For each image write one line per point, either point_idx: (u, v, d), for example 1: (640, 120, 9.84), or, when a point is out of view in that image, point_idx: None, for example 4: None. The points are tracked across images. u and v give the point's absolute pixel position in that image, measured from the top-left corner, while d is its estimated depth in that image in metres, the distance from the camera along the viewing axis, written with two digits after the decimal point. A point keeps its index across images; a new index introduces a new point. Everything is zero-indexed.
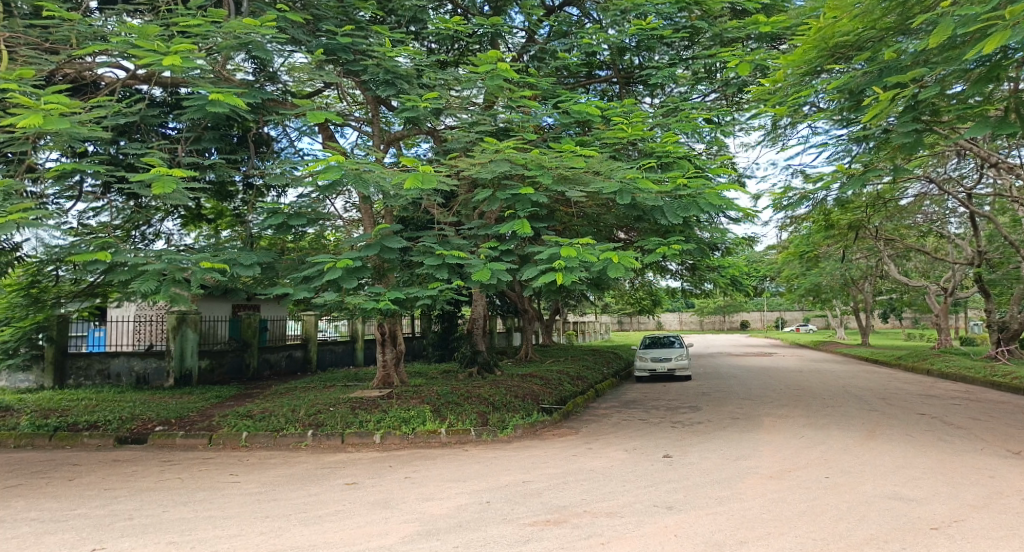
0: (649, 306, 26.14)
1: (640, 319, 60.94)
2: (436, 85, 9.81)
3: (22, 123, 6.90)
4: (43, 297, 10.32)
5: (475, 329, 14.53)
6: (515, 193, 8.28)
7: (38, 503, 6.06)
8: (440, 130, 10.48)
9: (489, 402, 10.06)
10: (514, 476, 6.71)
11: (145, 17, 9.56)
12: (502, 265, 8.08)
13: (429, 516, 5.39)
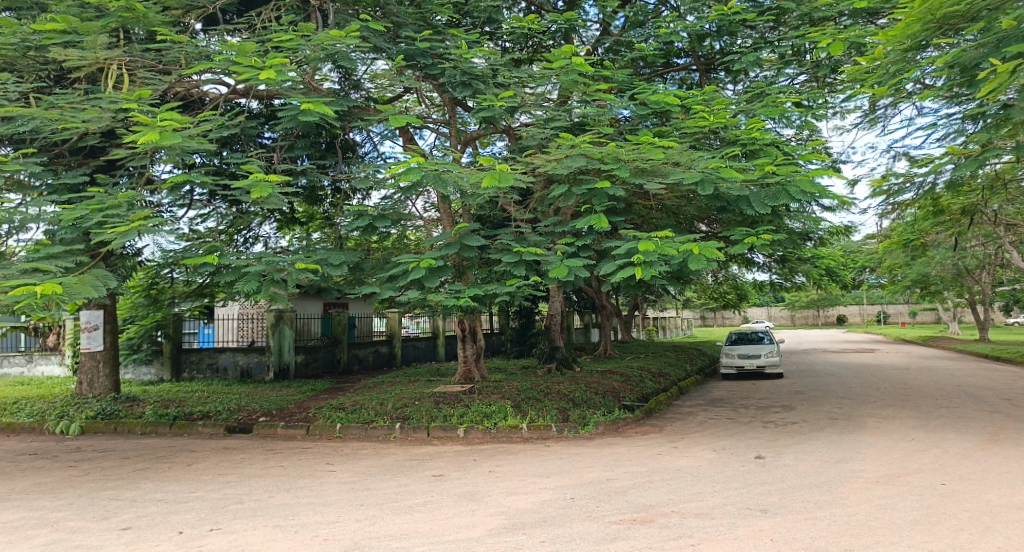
0: (735, 300, 25.52)
1: (724, 313, 59.48)
2: (511, 83, 9.99)
3: (142, 140, 7.58)
4: (161, 298, 11.48)
5: (553, 325, 14.69)
6: (591, 188, 8.33)
7: (162, 486, 6.67)
8: (515, 128, 10.65)
9: (569, 398, 10.20)
10: (599, 473, 6.82)
11: (243, 35, 10.24)
12: (579, 261, 8.16)
13: (515, 510, 5.58)
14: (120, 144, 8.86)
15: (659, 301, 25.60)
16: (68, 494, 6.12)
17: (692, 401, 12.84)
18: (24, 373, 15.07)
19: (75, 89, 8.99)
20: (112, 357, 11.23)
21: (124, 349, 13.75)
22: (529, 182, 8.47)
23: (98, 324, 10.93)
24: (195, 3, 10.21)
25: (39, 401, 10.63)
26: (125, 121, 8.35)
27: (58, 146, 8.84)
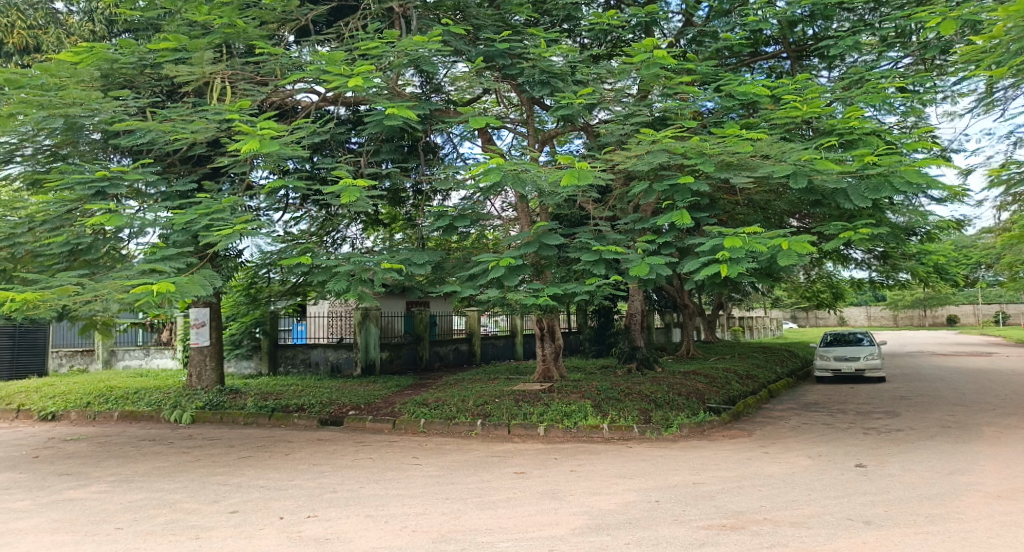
0: (829, 299, 24.42)
1: (817, 312, 56.95)
2: (591, 80, 9.97)
3: (244, 148, 8.06)
4: (259, 296, 12.34)
5: (633, 324, 14.54)
6: (673, 184, 8.22)
7: (264, 473, 7.09)
8: (594, 125, 10.62)
9: (650, 398, 10.11)
10: (684, 476, 6.76)
11: (332, 45, 10.68)
12: (661, 259, 8.06)
13: (598, 511, 5.61)
14: (224, 152, 9.46)
15: (745, 300, 24.83)
16: (183, 478, 6.62)
17: (781, 405, 12.44)
18: (141, 365, 16.33)
19: (184, 102, 9.67)
20: (217, 352, 11.98)
21: (227, 345, 14.66)
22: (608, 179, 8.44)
23: (205, 321, 11.68)
24: (289, 16, 10.71)
25: (154, 392, 11.49)
26: (228, 130, 8.90)
27: (170, 156, 9.55)
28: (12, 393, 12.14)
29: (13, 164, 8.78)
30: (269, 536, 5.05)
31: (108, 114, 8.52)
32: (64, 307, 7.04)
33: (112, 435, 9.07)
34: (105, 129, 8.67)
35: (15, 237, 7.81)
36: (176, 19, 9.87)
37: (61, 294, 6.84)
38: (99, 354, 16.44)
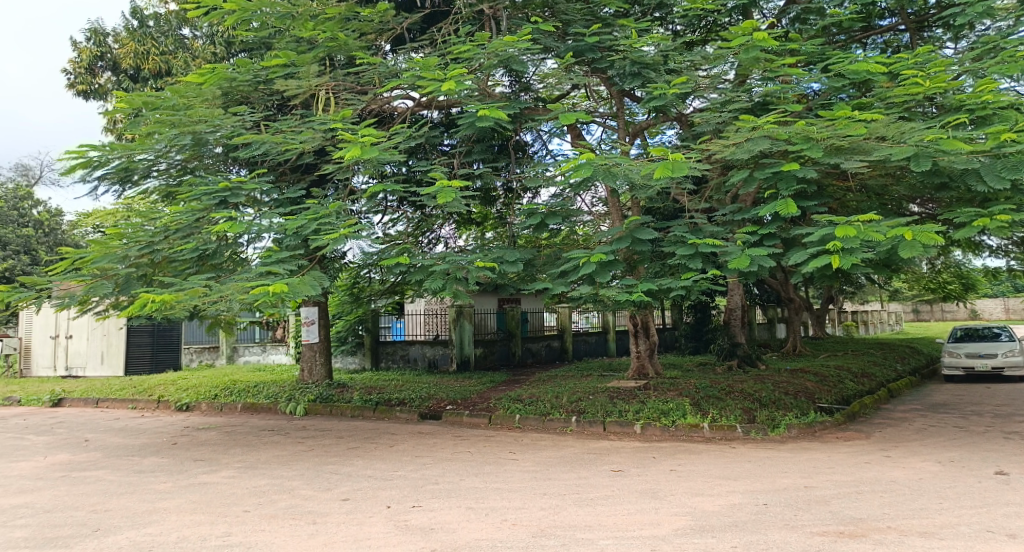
0: (958, 290, 22.62)
1: (943, 304, 52.92)
2: (684, 67, 9.79)
3: (346, 155, 8.54)
4: (361, 295, 12.97)
5: (732, 320, 14.13)
6: (777, 171, 7.94)
7: (371, 464, 7.48)
8: (688, 114, 10.32)
9: (755, 397, 9.85)
10: (794, 480, 6.58)
11: (426, 50, 10.99)
12: (764, 251, 7.84)
13: (702, 512, 5.56)
14: (330, 159, 10.00)
15: (857, 293, 23.53)
16: (300, 466, 7.10)
17: (899, 405, 11.75)
18: (260, 361, 17.49)
19: (294, 114, 10.33)
20: (326, 348, 12.67)
21: (334, 342, 15.46)
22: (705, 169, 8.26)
23: (314, 319, 12.42)
24: (386, 26, 11.14)
25: (271, 385, 12.31)
26: (333, 138, 9.43)
27: (282, 165, 10.22)
28: (150, 385, 13.36)
29: (150, 178, 9.66)
30: (379, 524, 5.36)
31: (228, 129, 9.24)
32: (195, 308, 7.71)
33: (236, 425, 9.81)
34: (225, 143, 9.41)
35: (153, 245, 8.61)
36: (284, 36, 10.54)
37: (192, 296, 7.48)
38: (222, 350, 17.74)
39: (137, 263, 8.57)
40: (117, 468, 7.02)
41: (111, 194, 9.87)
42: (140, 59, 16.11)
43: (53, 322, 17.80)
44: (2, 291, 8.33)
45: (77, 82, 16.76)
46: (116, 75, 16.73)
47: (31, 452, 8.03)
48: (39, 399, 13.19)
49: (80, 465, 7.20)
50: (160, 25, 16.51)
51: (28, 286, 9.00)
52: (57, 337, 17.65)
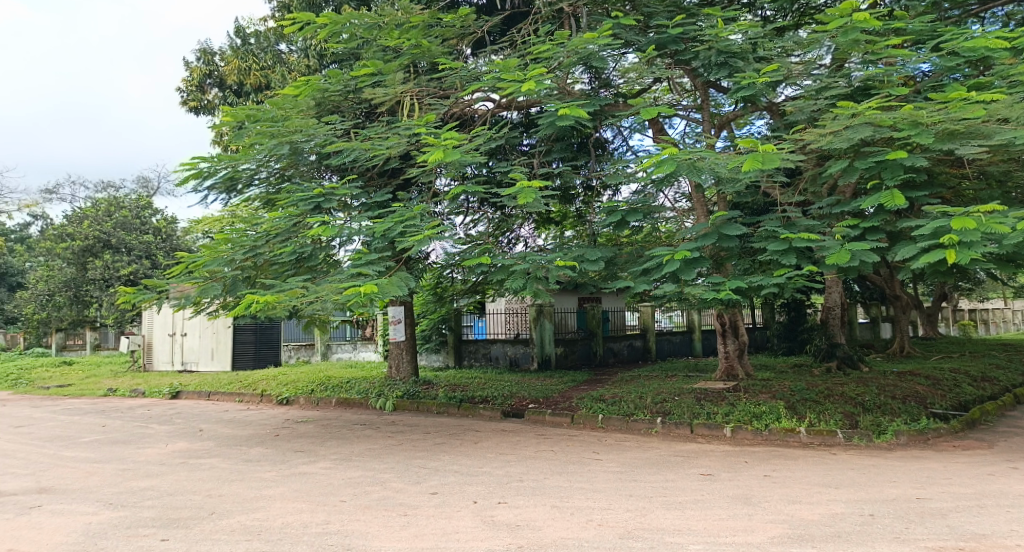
0: None
1: None
2: (774, 54, 9.48)
3: (430, 158, 8.82)
4: (444, 294, 13.33)
5: (831, 319, 13.55)
6: (881, 160, 7.52)
7: (458, 459, 7.68)
8: (778, 103, 9.95)
9: (857, 402, 9.40)
10: (904, 490, 6.30)
11: (506, 52, 11.15)
12: (866, 245, 7.43)
13: (800, 520, 5.41)
14: (414, 163, 10.35)
15: (972, 290, 22.01)
16: (391, 459, 7.39)
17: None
18: (351, 358, 18.21)
19: (381, 121, 10.76)
20: (412, 346, 13.08)
21: (419, 340, 15.97)
22: (800, 159, 7.92)
23: (401, 318, 12.86)
24: (467, 30, 11.39)
25: (363, 381, 12.84)
26: (418, 143, 9.79)
27: (370, 171, 10.65)
28: (256, 380, 14.25)
29: (253, 186, 10.31)
30: (466, 518, 5.53)
31: (321, 137, 9.75)
32: (294, 307, 8.19)
33: (331, 419, 10.30)
34: (320, 151, 9.96)
35: (256, 249, 9.19)
36: (372, 46, 10.95)
37: (292, 296, 7.97)
38: (318, 347, 18.64)
39: (242, 266, 9.16)
40: (228, 456, 7.54)
41: (220, 203, 10.62)
42: (243, 75, 17.11)
43: (171, 320, 19.21)
44: (128, 292, 9.14)
45: (189, 99, 18.02)
46: (223, 91, 17.84)
47: (153, 440, 8.73)
48: (161, 391, 14.32)
49: (195, 453, 7.76)
50: (260, 42, 17.45)
51: (149, 287, 9.80)
52: (174, 335, 19.03)
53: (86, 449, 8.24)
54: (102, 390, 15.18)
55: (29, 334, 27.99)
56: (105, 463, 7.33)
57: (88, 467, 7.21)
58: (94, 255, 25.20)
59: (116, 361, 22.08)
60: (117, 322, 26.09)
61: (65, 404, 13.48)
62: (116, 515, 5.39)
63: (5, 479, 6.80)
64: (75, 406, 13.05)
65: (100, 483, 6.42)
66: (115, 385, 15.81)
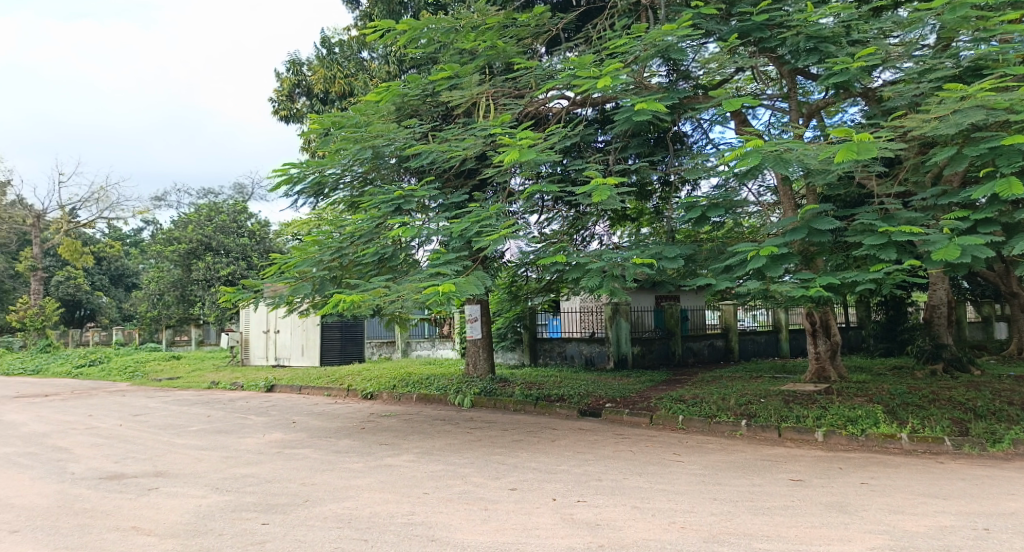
0: None
1: None
2: (870, 37, 9.00)
3: (506, 158, 8.86)
4: (519, 292, 13.37)
5: (936, 318, 12.77)
6: (995, 146, 6.98)
7: (536, 457, 7.65)
8: (875, 89, 9.42)
9: (966, 409, 8.74)
10: (1022, 504, 5.81)
11: (581, 48, 11.07)
12: (978, 239, 6.87)
13: (903, 531, 5.09)
14: (490, 163, 10.43)
15: None
16: (470, 455, 7.44)
17: None
18: (430, 355, 18.52)
19: (458, 123, 10.92)
20: (488, 343, 13.23)
21: (495, 338, 16.13)
22: (900, 148, 7.45)
23: (477, 316, 13.10)
24: (542, 29, 11.37)
25: (441, 378, 13.04)
26: (493, 144, 9.85)
27: (447, 172, 10.81)
28: (342, 375, 14.76)
29: (339, 189, 10.65)
30: (547, 515, 5.49)
31: (401, 141, 10.09)
32: (378, 306, 8.40)
33: (413, 414, 10.50)
34: (400, 154, 10.20)
35: (342, 249, 9.51)
36: (449, 49, 11.11)
37: (375, 296, 8.20)
38: (398, 344, 19.12)
39: (329, 266, 9.47)
40: (318, 447, 7.79)
41: (309, 205, 11.05)
42: (329, 83, 17.74)
43: (265, 318, 20.08)
44: (229, 292, 9.65)
45: (280, 108, 18.86)
46: (311, 100, 18.55)
47: (252, 430, 9.14)
48: (256, 384, 15.04)
49: (290, 443, 8.07)
50: (344, 50, 17.95)
51: (247, 286, 10.32)
52: (267, 332, 19.89)
53: (194, 437, 8.71)
54: (206, 383, 16.09)
55: (141, 330, 30.00)
56: (210, 451, 7.74)
57: (194, 454, 7.62)
58: (196, 257, 26.81)
59: (217, 356, 23.42)
60: (218, 320, 27.68)
61: (173, 395, 14.35)
62: (222, 498, 5.66)
63: (124, 463, 7.27)
64: (182, 397, 13.88)
65: (206, 469, 6.77)
66: (217, 378, 16.73)
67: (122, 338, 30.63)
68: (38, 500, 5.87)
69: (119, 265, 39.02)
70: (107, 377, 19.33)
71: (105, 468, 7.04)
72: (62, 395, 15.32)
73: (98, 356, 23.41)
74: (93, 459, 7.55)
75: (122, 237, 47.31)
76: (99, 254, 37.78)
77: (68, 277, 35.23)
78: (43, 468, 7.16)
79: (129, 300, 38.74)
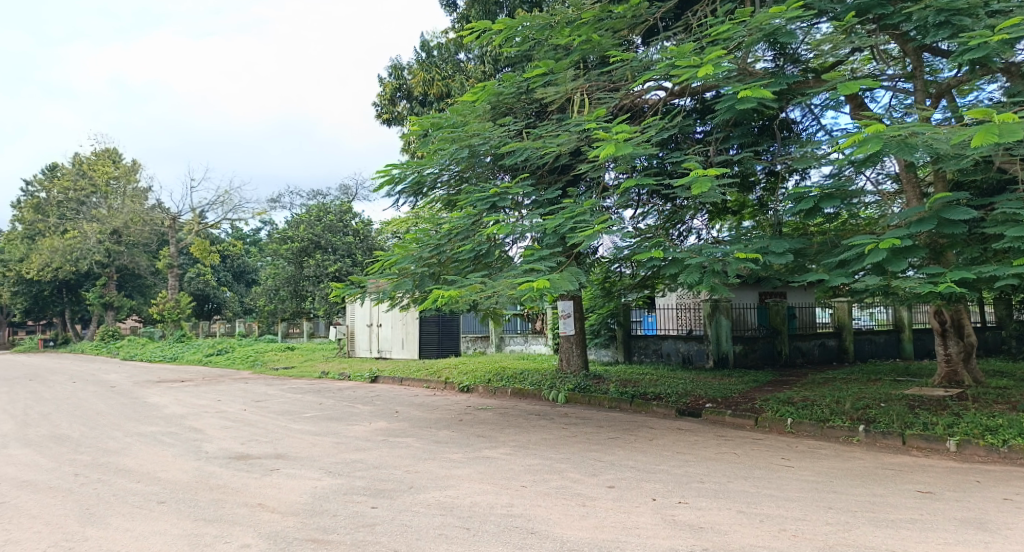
0: None
1: None
2: (1012, 7, 8.16)
3: (601, 153, 8.67)
4: (613, 288, 13.16)
5: None
6: None
7: (634, 455, 7.47)
8: (1019, 63, 8.53)
9: None
10: None
11: (680, 37, 10.72)
12: None
13: None
14: (584, 159, 10.29)
15: None
16: (567, 450, 7.37)
17: None
18: (523, 350, 18.59)
19: (552, 120, 10.88)
20: (582, 340, 13.05)
21: (588, 334, 16.09)
22: None
23: (570, 312, 13.02)
24: (639, 19, 11.10)
25: (536, 373, 13.04)
26: (588, 139, 9.71)
27: (541, 169, 10.77)
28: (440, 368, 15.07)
29: (437, 188, 10.88)
30: (647, 515, 5.33)
31: (496, 140, 10.15)
32: (474, 302, 8.47)
33: (509, 408, 10.52)
34: (495, 153, 10.24)
35: (440, 246, 9.68)
36: (544, 46, 11.10)
37: (472, 291, 8.24)
38: (492, 339, 19.29)
39: (428, 263, 9.67)
40: (420, 437, 7.95)
41: (409, 204, 11.34)
42: (427, 86, 18.14)
43: (369, 312, 20.82)
44: (337, 287, 10.04)
45: (382, 112, 19.47)
46: (410, 103, 19.02)
47: (360, 418, 9.47)
48: (361, 375, 15.62)
49: (394, 432, 8.29)
50: (442, 53, 18.34)
51: (354, 282, 10.73)
52: (370, 325, 20.63)
53: (308, 423, 9.12)
54: (317, 373, 16.91)
55: (260, 323, 31.97)
56: (323, 436, 8.06)
57: (310, 438, 7.96)
58: (307, 255, 28.25)
59: (327, 348, 24.57)
60: (327, 314, 29.02)
61: (289, 383, 15.14)
62: (335, 481, 5.86)
63: (249, 444, 7.71)
64: (297, 386, 14.64)
65: (320, 453, 7.06)
66: (327, 368, 17.54)
67: (243, 330, 32.79)
68: (178, 475, 6.31)
69: (240, 262, 41.78)
70: (232, 365, 20.74)
71: (233, 448, 7.49)
72: (194, 381, 16.58)
73: (224, 346, 25.14)
74: (223, 439, 8.05)
75: (244, 236, 50.72)
76: (223, 253, 40.56)
77: (198, 273, 38.21)
78: (181, 446, 7.70)
79: (249, 295, 41.39)
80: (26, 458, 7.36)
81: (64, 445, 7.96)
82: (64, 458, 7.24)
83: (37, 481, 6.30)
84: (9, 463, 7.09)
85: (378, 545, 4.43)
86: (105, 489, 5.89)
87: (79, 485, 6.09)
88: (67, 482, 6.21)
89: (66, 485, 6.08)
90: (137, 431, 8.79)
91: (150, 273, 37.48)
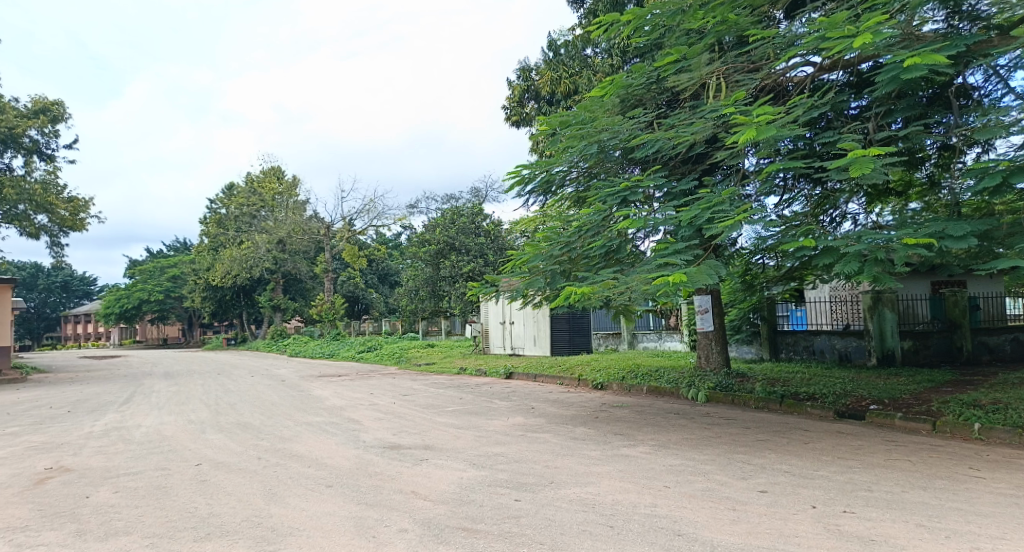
0: None
1: None
2: None
3: (741, 138, 8.13)
4: (755, 282, 12.36)
5: None
6: None
7: (788, 459, 6.89)
8: None
9: None
10: None
11: (829, 6, 9.83)
12: None
13: None
14: (721, 145, 9.70)
15: None
16: (713, 451, 6.93)
17: None
18: (658, 347, 18.05)
19: (685, 108, 10.39)
20: (722, 336, 12.42)
21: (729, 330, 15.33)
22: None
23: (707, 307, 11.99)
24: None
25: (673, 371, 12.53)
26: (725, 124, 9.12)
27: (674, 159, 10.29)
28: (574, 365, 14.94)
29: (566, 187, 10.73)
30: (806, 523, 4.85)
31: (626, 133, 9.81)
32: (608, 298, 8.21)
33: (645, 405, 10.16)
34: (624, 146, 9.91)
35: (571, 243, 9.49)
36: (674, 32, 10.60)
37: (605, 287, 8.03)
38: (625, 336, 18.87)
39: (559, 260, 9.52)
40: (559, 433, 7.82)
41: (538, 203, 11.26)
42: (555, 84, 18.05)
43: (501, 311, 21.05)
44: (472, 286, 10.20)
45: (511, 115, 19.66)
46: (539, 103, 18.97)
47: (498, 413, 9.53)
48: (497, 371, 15.80)
49: (532, 427, 8.22)
50: (569, 50, 18.17)
51: (490, 281, 10.85)
52: (503, 323, 20.90)
53: (452, 416, 9.29)
54: (456, 369, 17.39)
55: (404, 321, 33.56)
56: (467, 429, 8.16)
57: (454, 431, 8.09)
58: (444, 257, 29.22)
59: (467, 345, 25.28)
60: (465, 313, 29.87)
61: (431, 379, 15.66)
62: (480, 473, 5.86)
63: (400, 435, 7.95)
64: (439, 381, 15.11)
65: (464, 445, 7.12)
66: (465, 364, 17.98)
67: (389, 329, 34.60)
68: (342, 462, 6.59)
69: (384, 265, 44.11)
70: (381, 362, 21.87)
71: (386, 438, 7.75)
72: (349, 376, 17.66)
73: (374, 344, 26.64)
74: (377, 429, 8.37)
75: (387, 242, 53.64)
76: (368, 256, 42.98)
77: (350, 276, 41.74)
78: (343, 435, 8.09)
79: (392, 295, 43.58)
80: (219, 442, 8.05)
81: (248, 431, 8.63)
82: (249, 443, 7.83)
83: (228, 462, 6.83)
84: (206, 446, 7.77)
85: (525, 537, 4.33)
86: (283, 472, 6.27)
87: (262, 467, 6.53)
88: (252, 464, 6.69)
89: (252, 467, 6.54)
90: (305, 420, 9.38)
91: (308, 277, 40.57)
